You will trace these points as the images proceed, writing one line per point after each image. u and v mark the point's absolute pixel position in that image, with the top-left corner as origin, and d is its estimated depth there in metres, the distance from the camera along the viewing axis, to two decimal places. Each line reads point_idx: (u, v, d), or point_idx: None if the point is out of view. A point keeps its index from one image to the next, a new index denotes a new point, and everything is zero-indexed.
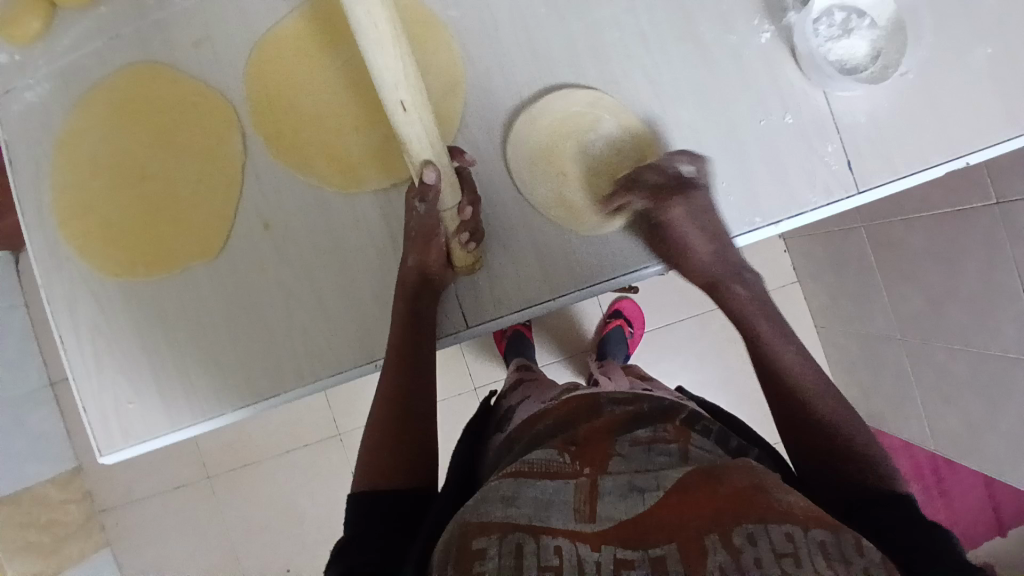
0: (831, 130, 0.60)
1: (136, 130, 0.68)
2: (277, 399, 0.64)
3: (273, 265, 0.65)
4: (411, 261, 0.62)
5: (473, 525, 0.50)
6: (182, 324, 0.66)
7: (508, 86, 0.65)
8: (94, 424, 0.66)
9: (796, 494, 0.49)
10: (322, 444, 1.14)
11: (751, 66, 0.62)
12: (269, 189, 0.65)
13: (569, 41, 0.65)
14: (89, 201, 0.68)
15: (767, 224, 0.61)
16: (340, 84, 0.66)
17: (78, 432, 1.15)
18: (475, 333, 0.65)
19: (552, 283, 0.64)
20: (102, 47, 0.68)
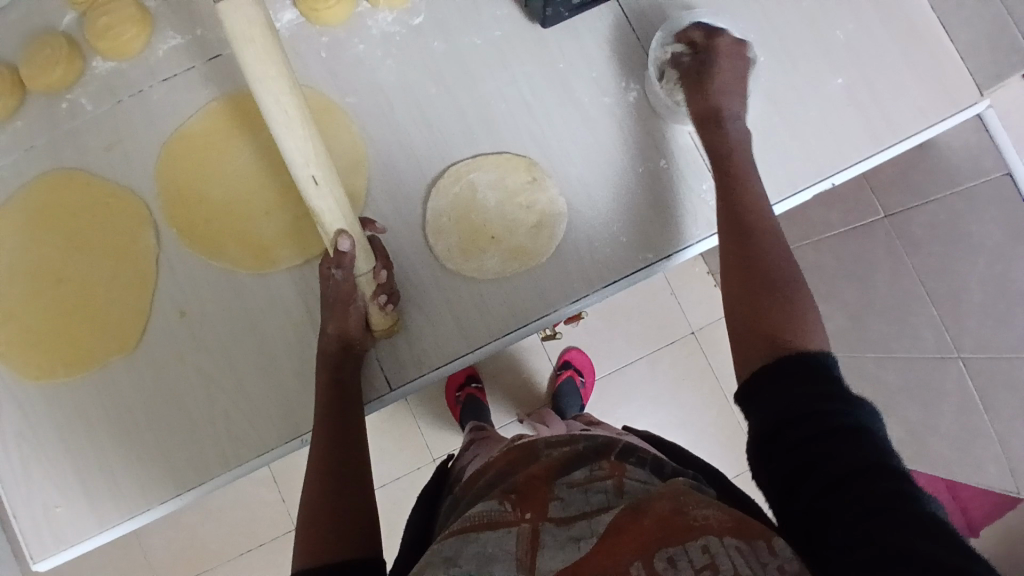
0: (705, 172, 0.74)
1: (47, 238, 0.74)
2: (208, 484, 0.69)
3: (190, 354, 0.71)
4: (332, 329, 0.66)
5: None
6: (107, 422, 0.70)
7: (397, 164, 0.74)
8: (28, 537, 0.69)
9: (713, 506, 0.50)
10: (277, 540, 1.21)
11: (630, 116, 0.76)
12: (185, 281, 0.72)
13: (462, 115, 0.75)
14: (4, 311, 0.73)
15: (698, 241, 0.74)
16: (249, 172, 0.73)
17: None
18: (403, 390, 0.71)
19: (469, 338, 0.72)
20: (16, 160, 0.75)
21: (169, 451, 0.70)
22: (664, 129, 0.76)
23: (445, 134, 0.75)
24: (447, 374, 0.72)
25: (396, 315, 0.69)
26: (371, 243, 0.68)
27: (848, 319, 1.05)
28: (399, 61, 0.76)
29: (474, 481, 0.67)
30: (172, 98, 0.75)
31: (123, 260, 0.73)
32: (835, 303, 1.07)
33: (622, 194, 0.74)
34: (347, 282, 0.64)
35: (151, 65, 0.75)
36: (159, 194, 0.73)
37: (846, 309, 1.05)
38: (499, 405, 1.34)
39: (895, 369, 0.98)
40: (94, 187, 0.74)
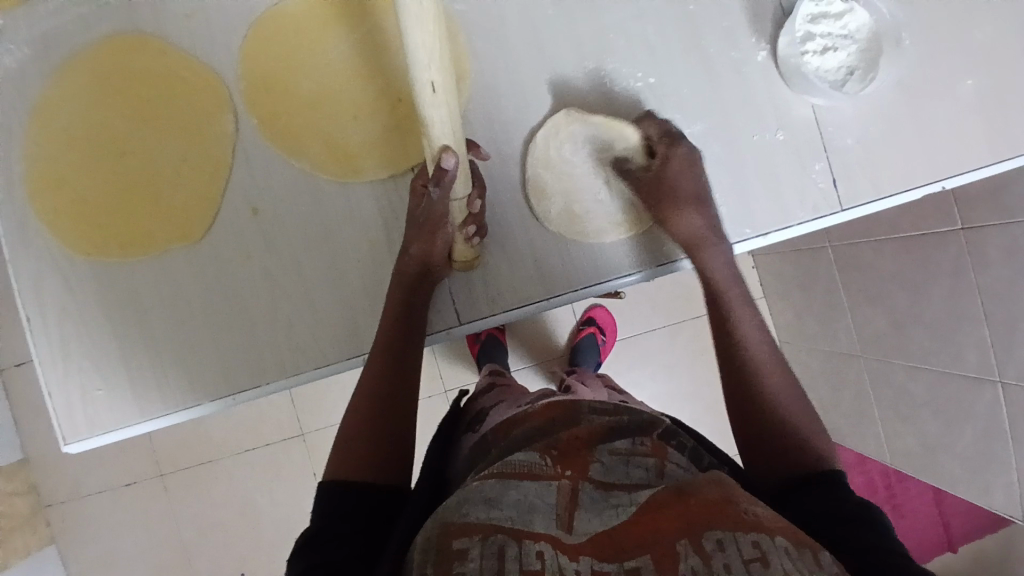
0: (821, 152, 0.76)
1: (113, 106, 0.76)
2: (253, 391, 0.74)
3: (256, 254, 0.74)
4: (415, 251, 0.68)
5: (454, 526, 0.50)
6: (158, 308, 0.74)
7: (497, 87, 0.75)
8: (61, 415, 0.74)
9: (763, 507, 0.51)
10: (280, 445, 1.34)
11: (751, 79, 0.76)
12: (260, 179, 0.75)
13: (577, 45, 0.76)
14: (63, 174, 0.76)
15: (757, 235, 0.75)
16: (342, 71, 0.75)
17: (25, 423, 1.31)
18: (471, 326, 0.74)
19: (548, 284, 0.75)
20: (87, 14, 0.76)
21: (218, 347, 0.74)
22: (787, 96, 0.76)
23: (531, 69, 0.75)
24: (519, 315, 0.75)
25: (478, 250, 0.72)
26: (471, 169, 0.70)
27: (890, 324, 1.03)
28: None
29: (508, 426, 0.65)
30: None
31: (198, 147, 0.75)
32: (880, 306, 1.04)
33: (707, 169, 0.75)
34: (440, 205, 0.66)
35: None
36: (242, 79, 0.75)
37: (890, 313, 1.01)
38: (515, 352, 1.32)
39: (926, 382, 0.98)
40: (167, 59, 0.75)
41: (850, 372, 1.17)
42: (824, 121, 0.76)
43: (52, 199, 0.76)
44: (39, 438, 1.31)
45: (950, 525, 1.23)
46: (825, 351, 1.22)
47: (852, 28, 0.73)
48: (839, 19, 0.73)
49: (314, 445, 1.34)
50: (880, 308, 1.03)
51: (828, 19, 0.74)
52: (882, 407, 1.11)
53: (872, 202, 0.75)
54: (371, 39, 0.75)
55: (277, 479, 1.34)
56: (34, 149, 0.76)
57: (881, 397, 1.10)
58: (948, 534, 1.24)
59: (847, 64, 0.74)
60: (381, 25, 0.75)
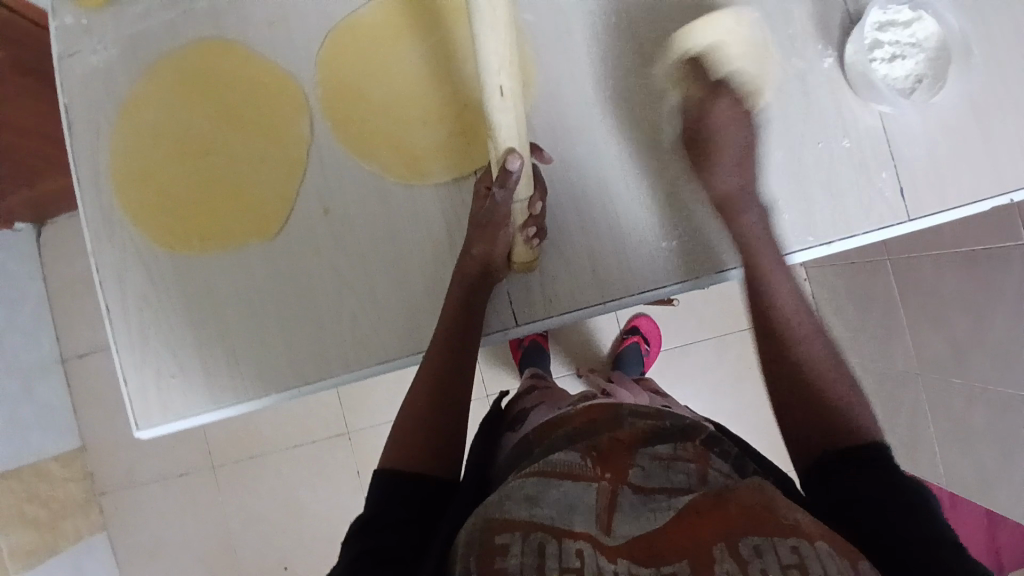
0: (888, 161, 0.78)
1: (200, 109, 0.83)
2: (318, 384, 0.79)
3: (326, 249, 0.79)
4: (477, 252, 0.73)
5: (498, 522, 0.52)
6: (234, 301, 0.80)
7: (563, 90, 0.80)
8: (136, 400, 0.80)
9: (804, 514, 0.52)
10: (325, 441, 1.38)
11: (815, 85, 0.79)
12: (331, 178, 0.80)
13: (641, 52, 0.80)
14: (151, 172, 0.83)
15: (820, 242, 0.78)
16: (410, 79, 0.81)
17: (81, 410, 1.40)
18: (528, 327, 0.79)
19: (604, 287, 0.78)
20: (176, 20, 0.84)
21: (287, 336, 0.79)
22: (854, 105, 0.79)
23: (592, 76, 0.80)
24: (574, 320, 0.79)
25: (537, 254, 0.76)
26: (534, 171, 0.76)
27: (949, 345, 1.02)
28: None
29: (550, 428, 0.65)
30: None
31: (278, 146, 0.82)
32: (939, 325, 1.04)
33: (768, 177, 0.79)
34: (503, 206, 0.70)
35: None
36: (318, 85, 0.81)
37: (952, 334, 1.01)
38: (559, 358, 1.34)
39: (987, 406, 0.97)
40: (249, 66, 0.82)
41: (907, 390, 1.17)
42: (891, 129, 0.78)
43: (138, 195, 0.83)
44: (97, 425, 1.40)
45: (1001, 551, 1.20)
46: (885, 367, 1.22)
47: (920, 37, 0.78)
48: (907, 28, 0.78)
49: (360, 443, 1.38)
50: (941, 325, 1.03)
51: (896, 27, 0.78)
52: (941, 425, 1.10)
53: (938, 212, 0.78)
54: (440, 46, 0.81)
55: (320, 476, 1.38)
56: (121, 146, 0.83)
57: (941, 419, 1.10)
58: (999, 559, 1.22)
59: (914, 72, 0.78)
60: (451, 33, 0.80)
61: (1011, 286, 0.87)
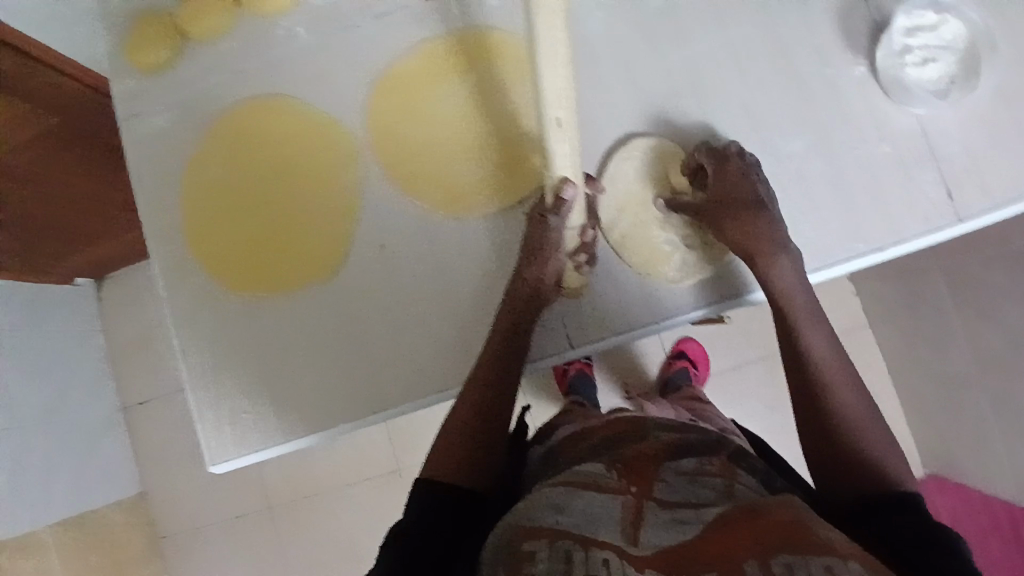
0: (930, 164, 0.81)
1: (258, 159, 0.90)
2: (382, 414, 0.84)
3: (382, 286, 0.86)
4: (529, 275, 0.76)
5: (527, 529, 0.56)
6: (299, 337, 0.86)
7: (596, 114, 0.85)
8: (210, 436, 0.85)
9: (840, 534, 0.52)
10: (376, 479, 1.44)
11: (847, 92, 0.83)
12: (385, 216, 0.87)
13: (671, 77, 0.85)
14: (216, 219, 0.90)
15: (870, 249, 0.81)
16: (452, 119, 0.88)
17: (143, 458, 1.48)
18: (581, 349, 0.82)
19: (655, 308, 0.82)
20: (229, 77, 0.92)
21: (348, 370, 0.85)
22: (888, 110, 0.82)
23: (626, 100, 0.85)
24: (622, 342, 0.83)
25: (587, 279, 0.82)
26: (589, 200, 0.80)
27: (1003, 344, 1.00)
28: (607, 14, 0.87)
29: (576, 441, 0.74)
30: (387, 32, 0.90)
31: (332, 189, 0.88)
32: (991, 325, 1.02)
33: (815, 192, 0.82)
34: (555, 232, 0.75)
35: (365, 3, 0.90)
36: (366, 128, 0.89)
37: (1004, 333, 1.00)
38: (607, 382, 1.36)
39: None
40: (301, 115, 0.90)
41: (965, 399, 1.15)
42: (930, 132, 0.81)
43: (205, 242, 0.90)
44: (159, 472, 1.48)
45: None
46: (938, 376, 1.20)
47: (949, 37, 0.79)
48: (935, 30, 0.79)
49: (411, 479, 1.43)
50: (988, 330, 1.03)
51: (923, 31, 0.80)
52: (1002, 433, 1.08)
53: (986, 211, 0.80)
54: (483, 84, 0.87)
55: (375, 511, 1.43)
56: (188, 198, 0.91)
57: (1005, 427, 1.07)
58: None
59: (947, 73, 0.79)
60: (492, 70, 0.87)
61: None
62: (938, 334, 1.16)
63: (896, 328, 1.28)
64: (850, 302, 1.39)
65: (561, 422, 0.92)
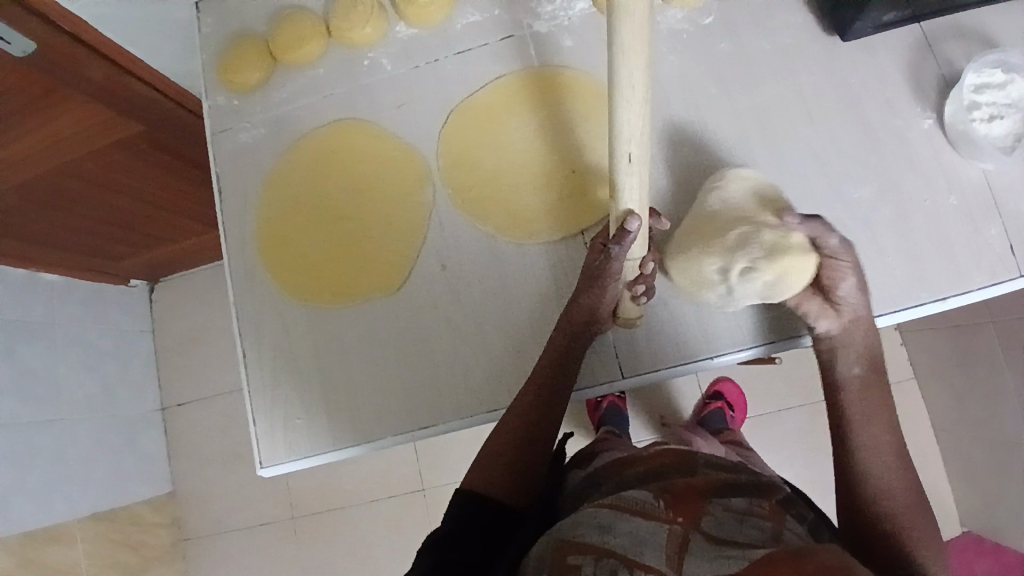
0: (995, 217, 0.82)
1: (334, 178, 0.96)
2: (432, 429, 0.86)
3: (442, 303, 0.89)
4: (585, 301, 0.79)
5: (574, 544, 0.59)
6: (359, 349, 0.90)
7: (663, 153, 0.89)
8: (263, 440, 0.90)
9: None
10: (401, 498, 1.46)
11: (912, 143, 0.85)
12: (451, 238, 0.91)
13: (736, 122, 0.88)
14: (290, 231, 0.95)
15: (935, 299, 0.80)
16: (522, 150, 0.92)
17: (177, 457, 1.55)
18: (633, 380, 0.85)
19: (711, 342, 0.84)
20: (314, 101, 0.98)
21: (402, 385, 0.88)
22: (957, 163, 0.83)
23: (690, 142, 0.88)
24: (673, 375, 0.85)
25: (643, 310, 0.83)
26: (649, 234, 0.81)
27: None
28: (679, 60, 0.90)
29: (622, 467, 0.77)
30: (466, 66, 0.95)
31: (401, 210, 0.93)
32: None
33: (880, 237, 0.82)
34: (616, 261, 0.76)
35: (449, 39, 0.97)
36: (439, 154, 0.94)
37: None
38: (641, 419, 1.38)
39: None
40: (379, 138, 0.96)
41: (1015, 459, 1.13)
42: (996, 186, 0.82)
43: (275, 253, 0.95)
44: (187, 474, 1.54)
45: None
46: (987, 435, 1.18)
47: (1016, 97, 0.82)
48: (1003, 90, 0.82)
49: (436, 499, 1.45)
50: None
51: (991, 90, 0.82)
52: None
53: None
54: (555, 120, 0.92)
55: (400, 529, 1.45)
56: (264, 211, 0.97)
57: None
58: None
59: (1013, 131, 0.82)
60: (564, 107, 0.92)
61: None
62: (988, 390, 1.15)
63: (947, 384, 1.26)
64: (895, 354, 1.38)
65: (603, 449, 0.94)
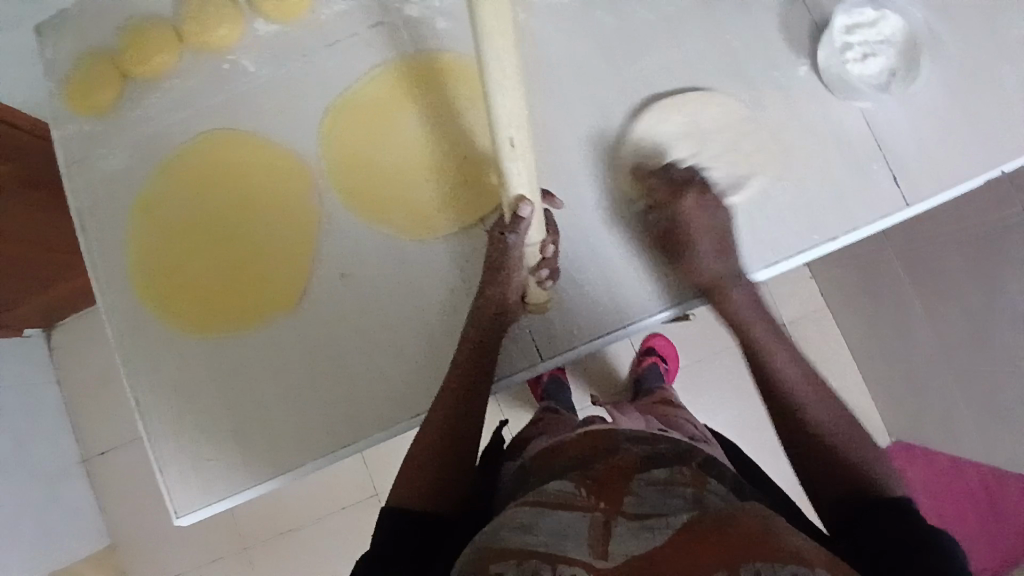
0: (878, 153, 0.82)
1: (211, 194, 0.89)
2: (355, 446, 0.82)
3: (347, 312, 0.85)
4: (491, 294, 0.76)
5: (496, 551, 0.56)
6: (264, 373, 0.84)
7: (555, 127, 0.85)
8: (174, 487, 0.83)
9: (806, 539, 0.53)
10: (355, 507, 1.42)
11: (794, 90, 0.84)
12: (346, 244, 0.86)
13: (622, 87, 0.86)
14: (170, 259, 0.88)
15: (825, 240, 0.81)
16: (408, 142, 0.87)
17: (108, 507, 1.44)
18: (553, 362, 0.82)
19: (623, 313, 0.82)
20: (177, 114, 0.91)
21: (315, 404, 0.83)
22: (833, 106, 0.83)
23: (578, 113, 0.85)
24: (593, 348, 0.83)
25: (551, 293, 0.81)
26: (547, 214, 0.80)
27: (965, 322, 1.02)
28: (559, 30, 0.87)
29: (547, 455, 0.73)
30: (338, 58, 0.90)
31: (289, 221, 0.87)
32: (953, 303, 1.04)
33: (769, 186, 0.83)
34: (515, 250, 0.73)
35: (316, 31, 0.90)
36: (322, 156, 0.88)
37: (965, 310, 1.02)
38: (581, 389, 1.36)
39: (1014, 379, 0.97)
40: (255, 146, 0.89)
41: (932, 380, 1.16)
42: (876, 123, 0.83)
43: (160, 286, 0.88)
44: (124, 520, 1.43)
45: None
46: (901, 360, 1.22)
47: (887, 34, 0.84)
48: (874, 27, 0.83)
49: None
50: (950, 310, 1.05)
51: (863, 28, 0.84)
52: (969, 411, 1.10)
53: (935, 194, 0.81)
54: (436, 106, 0.87)
55: (356, 540, 1.41)
56: (142, 241, 0.89)
57: (971, 402, 1.08)
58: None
59: (887, 68, 0.83)
60: (445, 91, 0.87)
61: (1012, 255, 0.90)
62: (900, 317, 1.18)
63: (860, 314, 1.28)
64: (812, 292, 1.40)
65: (533, 433, 0.91)
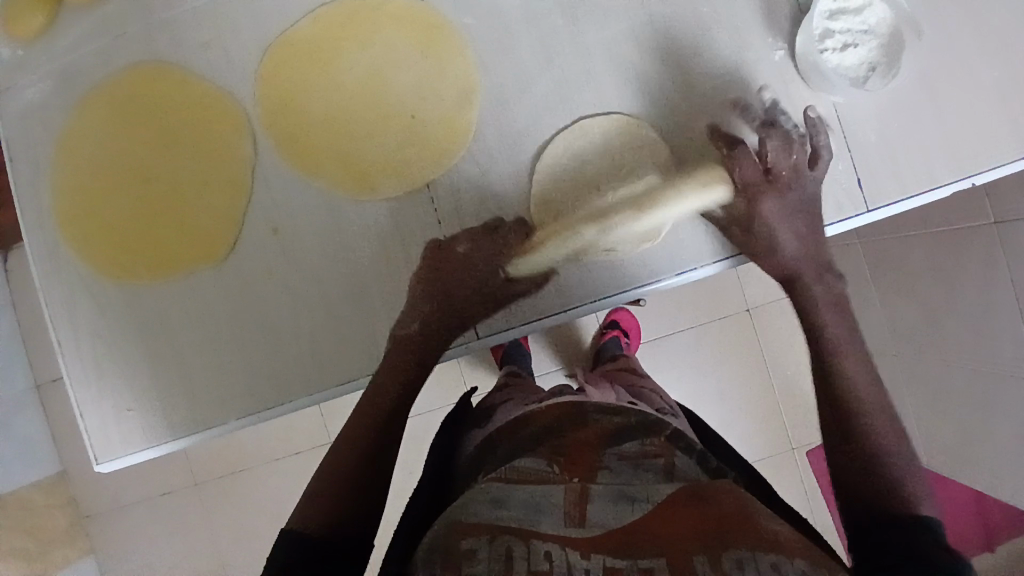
0: (843, 151, 0.79)
1: (137, 132, 0.82)
2: (287, 406, 0.79)
3: (278, 271, 0.79)
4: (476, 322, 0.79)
5: (463, 524, 0.53)
6: (190, 325, 0.80)
7: (509, 95, 0.80)
8: (94, 434, 0.81)
9: (781, 523, 0.52)
10: (310, 451, 1.37)
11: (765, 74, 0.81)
12: (277, 198, 0.80)
13: (584, 50, 0.80)
14: (92, 200, 0.82)
15: None
16: (347, 91, 0.81)
17: (61, 436, 1.37)
18: (489, 339, 0.79)
19: (565, 297, 0.78)
20: (106, 41, 0.82)
21: (246, 363, 0.79)
22: (805, 96, 0.79)
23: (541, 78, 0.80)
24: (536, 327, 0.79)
25: None
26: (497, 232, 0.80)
27: (924, 316, 1.03)
28: None
29: (517, 425, 0.71)
30: None
31: (218, 168, 0.81)
32: (912, 298, 1.06)
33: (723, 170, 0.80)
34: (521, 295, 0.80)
35: None
36: (258, 102, 0.81)
37: (923, 301, 1.03)
38: (544, 353, 1.35)
39: (958, 374, 0.99)
40: (184, 84, 0.81)
41: (884, 366, 1.19)
42: (845, 118, 0.79)
43: (85, 228, 0.82)
44: (75, 454, 1.37)
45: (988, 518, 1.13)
46: None
47: (872, 22, 0.75)
48: (859, 15, 0.75)
49: None
50: (907, 299, 1.07)
51: (847, 15, 0.76)
52: (911, 399, 1.13)
53: (899, 201, 0.78)
54: (382, 54, 0.81)
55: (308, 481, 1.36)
56: (65, 176, 0.83)
57: (916, 393, 1.11)
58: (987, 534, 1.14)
59: (869, 60, 0.76)
60: (392, 40, 0.81)
61: (975, 258, 0.90)
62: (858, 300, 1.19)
63: None
64: None
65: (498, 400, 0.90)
